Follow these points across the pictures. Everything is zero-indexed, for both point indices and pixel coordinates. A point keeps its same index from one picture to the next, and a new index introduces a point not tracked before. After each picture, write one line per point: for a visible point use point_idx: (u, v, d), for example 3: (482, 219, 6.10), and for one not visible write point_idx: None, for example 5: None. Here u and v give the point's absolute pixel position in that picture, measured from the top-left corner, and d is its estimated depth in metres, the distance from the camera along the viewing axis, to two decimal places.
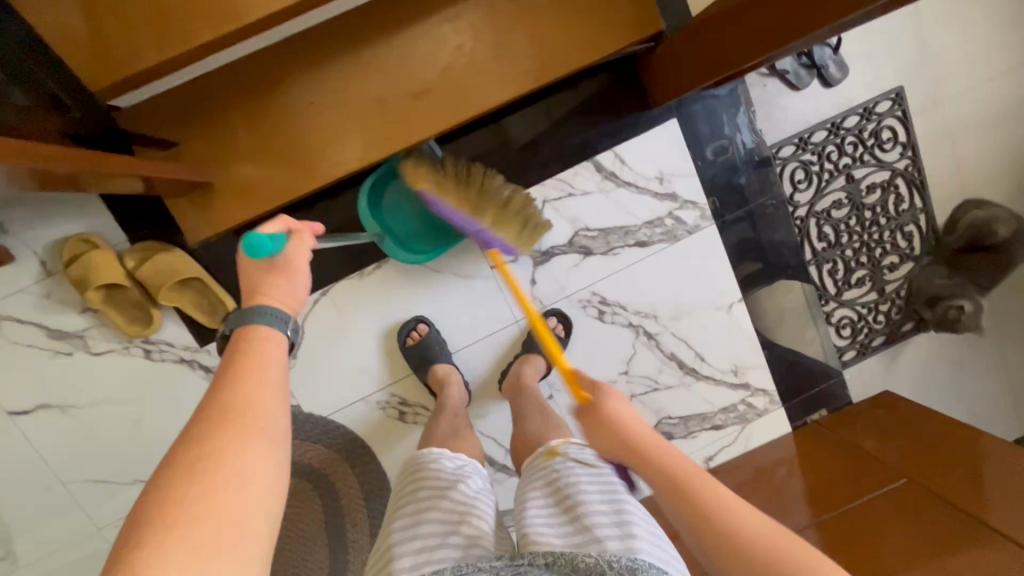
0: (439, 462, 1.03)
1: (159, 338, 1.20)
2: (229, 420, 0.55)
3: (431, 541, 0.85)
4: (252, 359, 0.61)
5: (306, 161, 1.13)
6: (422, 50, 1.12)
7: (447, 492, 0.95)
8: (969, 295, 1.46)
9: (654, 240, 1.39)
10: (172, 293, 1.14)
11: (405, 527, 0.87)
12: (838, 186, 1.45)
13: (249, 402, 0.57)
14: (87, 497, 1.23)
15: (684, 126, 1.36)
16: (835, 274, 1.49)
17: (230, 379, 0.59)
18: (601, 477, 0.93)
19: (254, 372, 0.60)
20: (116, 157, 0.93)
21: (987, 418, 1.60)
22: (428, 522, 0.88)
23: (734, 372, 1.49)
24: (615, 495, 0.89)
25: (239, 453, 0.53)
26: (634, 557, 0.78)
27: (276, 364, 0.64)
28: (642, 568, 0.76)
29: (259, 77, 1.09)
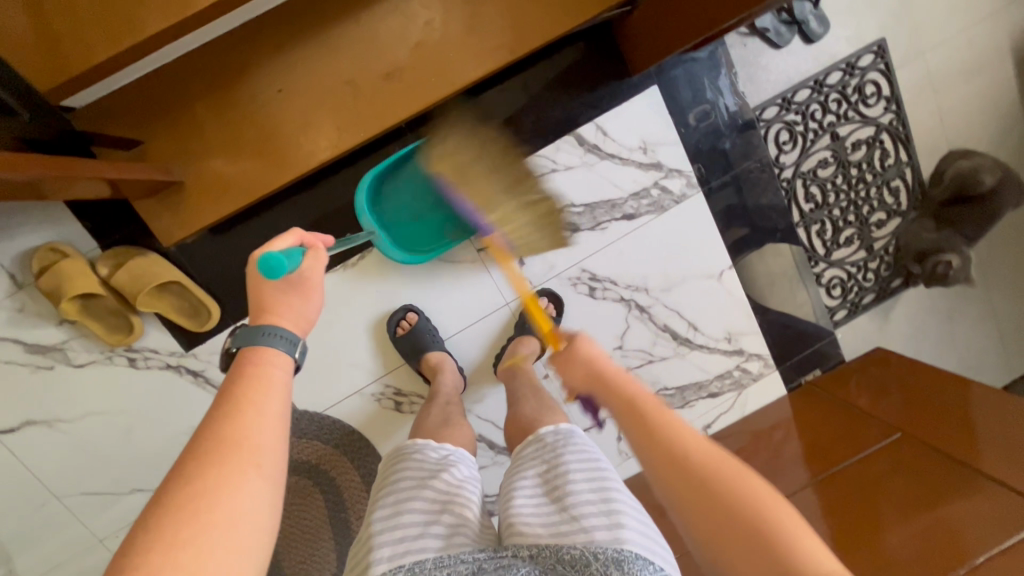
0: (423, 452, 1.01)
1: (141, 345, 1.22)
2: (227, 457, 0.54)
3: (412, 530, 0.82)
4: (254, 385, 0.60)
5: (273, 152, 1.07)
6: (389, 28, 1.06)
7: (429, 482, 0.92)
8: (956, 248, 1.50)
9: (643, 212, 1.35)
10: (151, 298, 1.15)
11: (385, 517, 0.84)
12: (823, 145, 1.47)
13: (247, 440, 0.55)
14: (84, 508, 1.28)
15: (665, 92, 1.32)
16: (823, 235, 1.53)
17: (230, 408, 0.57)
18: (591, 466, 0.91)
19: (254, 401, 0.59)
20: (76, 159, 0.89)
21: (968, 364, 1.67)
22: (408, 512, 0.85)
23: (728, 339, 1.49)
24: (605, 485, 0.87)
25: (237, 490, 0.52)
26: (619, 548, 0.75)
27: (280, 395, 0.62)
28: (628, 559, 0.74)
29: (219, 67, 1.04)
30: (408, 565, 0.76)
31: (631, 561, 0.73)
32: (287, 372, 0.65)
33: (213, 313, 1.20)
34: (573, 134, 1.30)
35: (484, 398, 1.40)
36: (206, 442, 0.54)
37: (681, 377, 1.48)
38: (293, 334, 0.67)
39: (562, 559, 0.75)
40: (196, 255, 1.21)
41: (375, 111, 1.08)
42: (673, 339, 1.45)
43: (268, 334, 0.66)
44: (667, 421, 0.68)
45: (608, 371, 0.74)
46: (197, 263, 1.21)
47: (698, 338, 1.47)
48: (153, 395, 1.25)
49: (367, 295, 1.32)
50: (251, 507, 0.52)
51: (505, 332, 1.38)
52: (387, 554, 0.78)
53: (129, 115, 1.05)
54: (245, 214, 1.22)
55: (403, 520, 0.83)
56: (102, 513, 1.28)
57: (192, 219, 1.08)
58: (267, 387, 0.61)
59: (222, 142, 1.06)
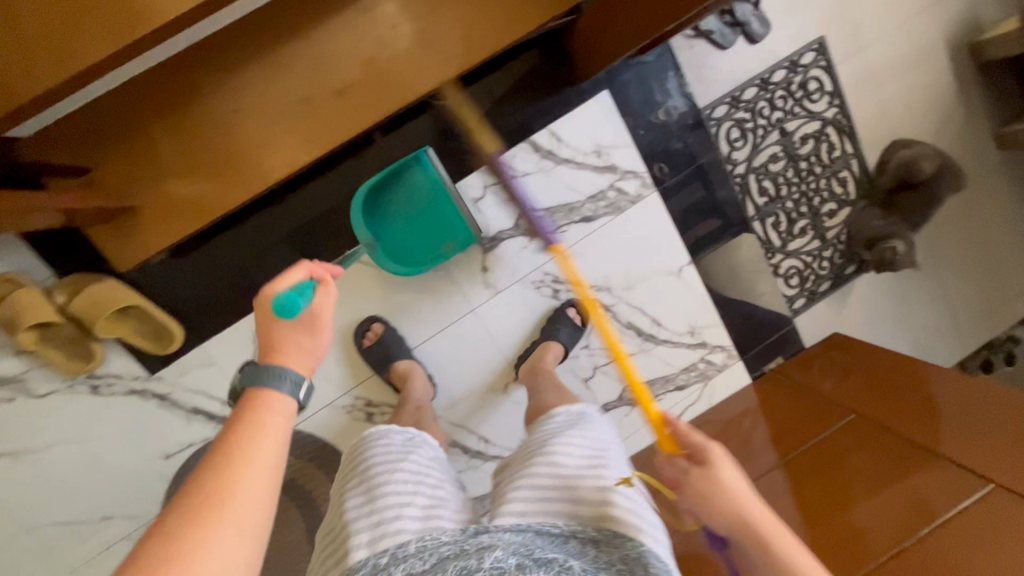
0: (387, 437, 1.01)
1: (105, 371, 1.22)
2: (210, 512, 0.55)
3: (388, 512, 0.84)
4: (249, 434, 0.61)
5: (225, 173, 1.08)
6: (337, 45, 1.07)
7: (400, 464, 0.94)
8: (902, 235, 1.55)
9: (599, 214, 1.39)
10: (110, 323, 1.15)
11: (360, 503, 0.86)
12: (773, 140, 1.52)
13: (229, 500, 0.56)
14: (55, 539, 1.26)
15: (616, 96, 1.35)
16: (778, 227, 1.57)
17: (220, 463, 0.58)
18: (571, 441, 0.95)
19: (245, 452, 0.60)
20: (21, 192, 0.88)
21: (928, 345, 1.72)
22: (384, 494, 0.87)
23: (690, 333, 1.52)
24: (583, 461, 0.92)
25: (212, 549, 0.53)
26: (595, 528, 0.84)
27: (277, 446, 0.63)
28: (603, 538, 0.82)
29: (167, 90, 1.04)
30: (390, 548, 0.80)
31: (614, 540, 0.82)
32: (290, 416, 0.66)
33: (175, 335, 1.21)
34: (528, 141, 1.33)
35: (455, 404, 1.41)
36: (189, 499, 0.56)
37: (648, 371, 1.52)
38: (300, 375, 0.69)
39: (539, 533, 0.82)
40: (157, 278, 1.21)
41: (329, 130, 1.09)
42: (637, 335, 1.49)
43: (276, 375, 0.67)
44: (784, 549, 0.74)
45: (739, 499, 0.78)
46: (159, 286, 1.21)
47: (662, 333, 1.50)
48: (120, 420, 1.25)
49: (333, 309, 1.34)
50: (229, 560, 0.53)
51: (472, 339, 1.39)
52: (367, 539, 0.82)
53: (79, 142, 1.05)
54: (205, 235, 1.22)
55: (381, 505, 0.85)
56: (73, 543, 1.26)
57: (150, 243, 1.08)
58: (261, 435, 0.62)
59: (177, 168, 1.06)
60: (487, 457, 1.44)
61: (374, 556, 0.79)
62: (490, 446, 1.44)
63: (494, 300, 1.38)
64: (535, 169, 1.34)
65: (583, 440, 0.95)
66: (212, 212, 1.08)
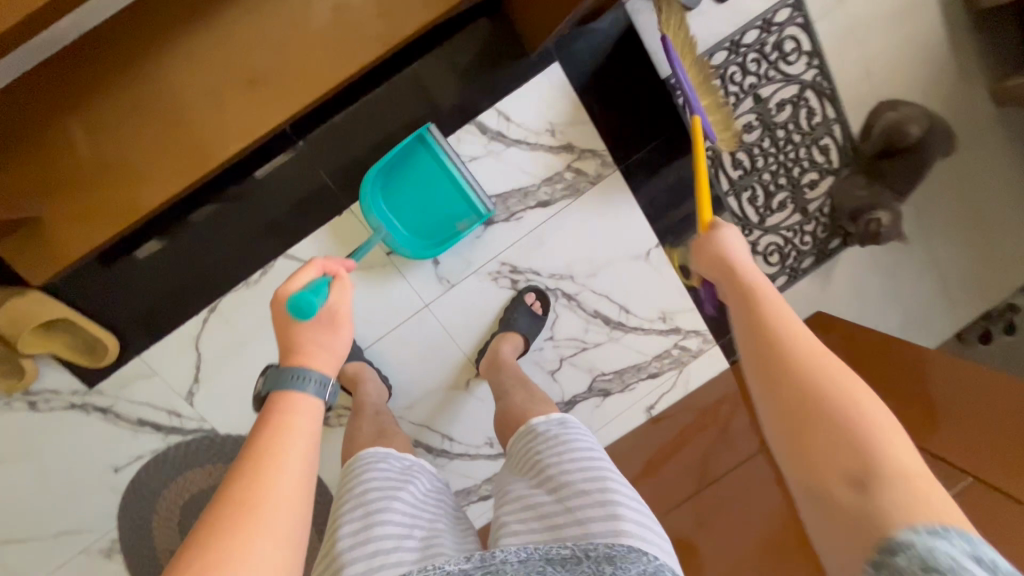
0: (384, 461, 0.92)
1: (41, 387, 1.18)
2: (241, 520, 0.52)
3: (385, 544, 0.76)
4: (277, 435, 0.58)
5: (135, 173, 1.00)
6: (247, 26, 0.97)
7: (397, 491, 0.86)
8: (888, 205, 1.44)
9: (557, 197, 1.30)
10: (39, 338, 1.11)
11: (352, 534, 0.77)
12: (747, 108, 1.41)
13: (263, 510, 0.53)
14: (7, 558, 1.23)
15: (568, 68, 1.25)
16: (755, 202, 1.48)
17: (250, 469, 0.55)
18: (567, 450, 0.87)
19: (276, 453, 0.57)
20: None
21: (924, 320, 1.62)
22: (378, 524, 0.78)
23: (662, 318, 1.42)
24: (586, 469, 0.83)
25: (246, 557, 0.50)
26: (612, 544, 0.73)
27: (308, 444, 0.60)
28: (622, 554, 0.72)
29: (63, 86, 0.96)
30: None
31: (623, 555, 0.72)
32: (315, 413, 0.63)
33: (111, 346, 1.16)
34: (475, 124, 1.24)
35: (416, 404, 1.36)
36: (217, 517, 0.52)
37: (618, 361, 1.43)
38: (324, 375, 0.66)
39: (551, 560, 0.73)
40: (89, 287, 1.16)
41: (250, 120, 1.01)
42: (605, 324, 1.41)
43: (298, 377, 0.64)
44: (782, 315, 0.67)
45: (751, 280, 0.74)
46: (91, 295, 1.16)
47: (632, 321, 1.42)
48: (62, 436, 1.21)
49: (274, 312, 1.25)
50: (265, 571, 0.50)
51: (428, 335, 1.33)
52: (361, 570, 0.73)
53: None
54: (136, 239, 1.16)
55: (373, 537, 0.77)
56: (28, 562, 1.24)
57: (65, 245, 1.01)
58: (285, 435, 0.59)
59: (87, 168, 0.99)
60: (452, 455, 1.39)
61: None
62: (454, 445, 1.39)
63: (449, 294, 1.32)
64: (484, 152, 1.25)
65: (587, 449, 0.87)
66: (129, 215, 1.01)
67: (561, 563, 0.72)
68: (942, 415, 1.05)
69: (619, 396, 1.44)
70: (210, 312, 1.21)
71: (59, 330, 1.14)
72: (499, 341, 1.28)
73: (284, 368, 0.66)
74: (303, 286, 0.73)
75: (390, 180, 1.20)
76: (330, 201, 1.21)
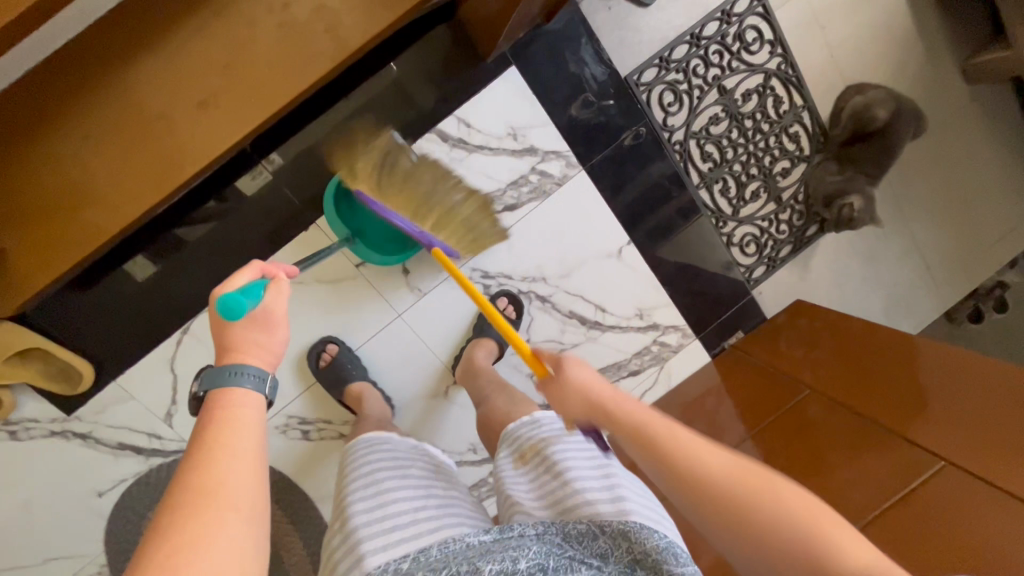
0: (390, 456, 0.92)
1: (20, 416, 1.20)
2: (201, 509, 0.48)
3: (402, 518, 0.76)
4: (223, 427, 0.55)
5: (95, 201, 1.01)
6: (196, 49, 0.98)
7: (408, 480, 0.85)
8: (860, 188, 1.43)
9: (524, 201, 1.31)
10: (13, 368, 1.12)
11: (369, 514, 0.76)
12: (712, 100, 1.40)
13: (218, 493, 0.49)
14: None
15: (525, 71, 1.27)
16: (727, 193, 1.46)
17: (201, 457, 0.52)
18: (576, 441, 0.89)
19: (226, 443, 0.53)
20: None
21: (909, 302, 1.60)
22: (394, 505, 0.78)
23: (639, 315, 1.43)
24: (597, 457, 0.86)
25: (213, 541, 0.47)
26: (623, 518, 0.74)
27: (255, 432, 0.57)
28: (635, 528, 0.72)
29: (18, 120, 0.97)
30: (409, 554, 0.70)
31: (637, 531, 0.71)
32: (262, 405, 0.60)
33: (87, 372, 1.18)
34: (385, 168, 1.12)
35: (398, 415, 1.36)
36: (168, 512, 0.48)
37: (596, 360, 1.43)
38: (263, 370, 0.62)
39: (568, 535, 0.71)
40: (62, 315, 1.17)
41: (208, 142, 1.02)
42: (581, 324, 1.40)
43: (235, 374, 0.60)
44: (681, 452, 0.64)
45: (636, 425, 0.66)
46: (67, 322, 1.18)
47: (609, 319, 1.42)
48: (45, 463, 1.22)
49: None
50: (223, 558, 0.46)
51: (406, 346, 1.33)
52: (380, 546, 0.71)
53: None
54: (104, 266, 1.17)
55: (390, 517, 0.75)
56: None
57: (29, 272, 1.03)
58: (239, 427, 0.55)
59: (47, 195, 1.00)
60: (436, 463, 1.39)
61: (388, 563, 0.68)
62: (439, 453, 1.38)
63: (422, 302, 1.32)
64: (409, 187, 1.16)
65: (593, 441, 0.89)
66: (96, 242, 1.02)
67: (578, 537, 0.71)
68: (924, 397, 1.03)
69: None
70: (184, 333, 1.23)
71: (33, 358, 1.15)
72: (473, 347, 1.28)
73: (217, 370, 0.61)
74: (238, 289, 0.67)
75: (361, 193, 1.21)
76: (299, 217, 1.23)
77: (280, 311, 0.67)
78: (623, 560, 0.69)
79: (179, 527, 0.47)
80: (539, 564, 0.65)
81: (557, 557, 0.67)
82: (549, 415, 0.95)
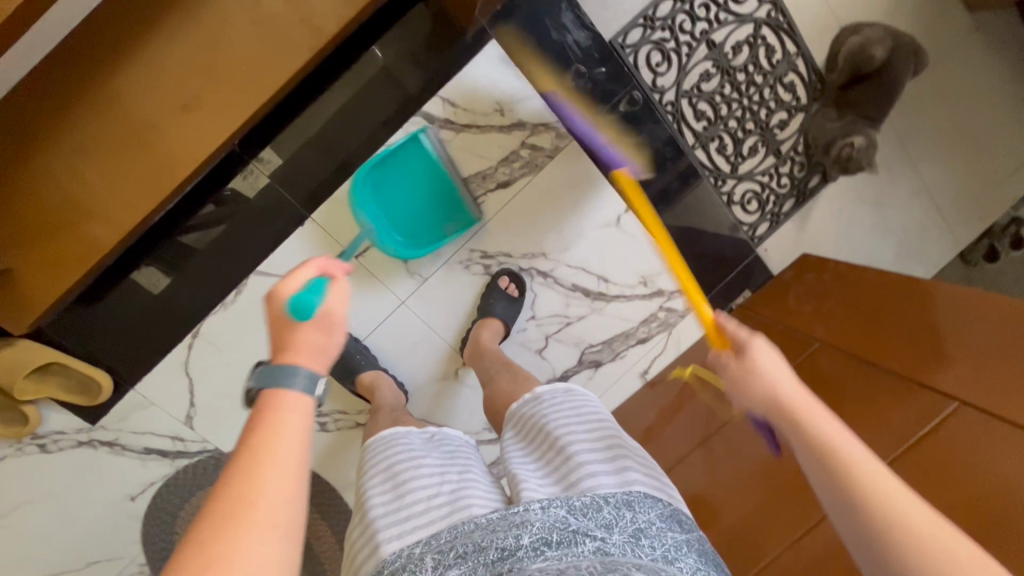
0: (405, 435, 0.92)
1: (47, 430, 1.23)
2: (238, 520, 0.47)
3: (416, 505, 0.76)
4: (267, 435, 0.52)
5: (92, 217, 1.03)
6: (174, 55, 0.99)
7: (422, 457, 0.86)
8: (861, 130, 1.40)
9: (518, 178, 1.31)
10: (35, 384, 1.16)
11: (383, 501, 0.79)
12: (701, 56, 1.36)
13: (257, 503, 0.48)
14: None
15: (506, 43, 1.24)
16: (724, 151, 1.43)
17: (245, 463, 0.50)
18: (579, 412, 0.88)
19: (270, 452, 0.51)
20: None
21: (920, 244, 1.56)
22: (407, 488, 0.79)
23: (643, 283, 1.40)
24: (603, 427, 0.86)
25: (247, 557, 0.45)
26: (628, 490, 0.76)
27: (300, 434, 0.54)
28: (638, 499, 0.75)
29: (8, 142, 0.98)
30: (421, 540, 0.73)
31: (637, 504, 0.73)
32: (307, 411, 0.56)
33: (106, 382, 1.21)
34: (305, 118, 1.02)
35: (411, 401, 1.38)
36: (202, 523, 0.47)
37: (604, 331, 1.42)
38: (314, 370, 0.59)
39: (573, 508, 0.72)
40: (76, 329, 1.20)
41: (196, 146, 1.03)
42: (585, 296, 1.39)
43: (288, 373, 0.57)
44: (830, 442, 0.60)
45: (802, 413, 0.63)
46: (81, 335, 1.20)
47: (612, 290, 1.40)
48: (77, 472, 1.26)
49: (255, 333, 1.27)
50: (259, 571, 0.46)
51: (413, 331, 1.34)
52: (395, 533, 0.74)
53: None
54: (110, 278, 1.19)
55: (403, 501, 0.77)
56: None
57: (40, 287, 1.05)
58: (277, 430, 0.53)
59: (46, 210, 1.01)
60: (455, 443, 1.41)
61: (404, 548, 0.72)
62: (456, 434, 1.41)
63: (424, 288, 1.33)
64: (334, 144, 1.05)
65: (594, 411, 0.89)
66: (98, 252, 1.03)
67: (583, 510, 0.72)
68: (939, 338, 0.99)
69: (611, 364, 1.45)
70: (195, 337, 1.26)
71: (54, 373, 1.19)
72: (481, 328, 1.28)
73: (269, 368, 0.59)
74: (300, 288, 0.63)
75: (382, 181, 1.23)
76: (294, 214, 1.24)
77: (339, 317, 0.63)
78: (628, 529, 0.71)
79: (212, 542, 0.46)
80: (542, 539, 0.68)
81: (560, 530, 0.68)
82: (554, 386, 0.93)
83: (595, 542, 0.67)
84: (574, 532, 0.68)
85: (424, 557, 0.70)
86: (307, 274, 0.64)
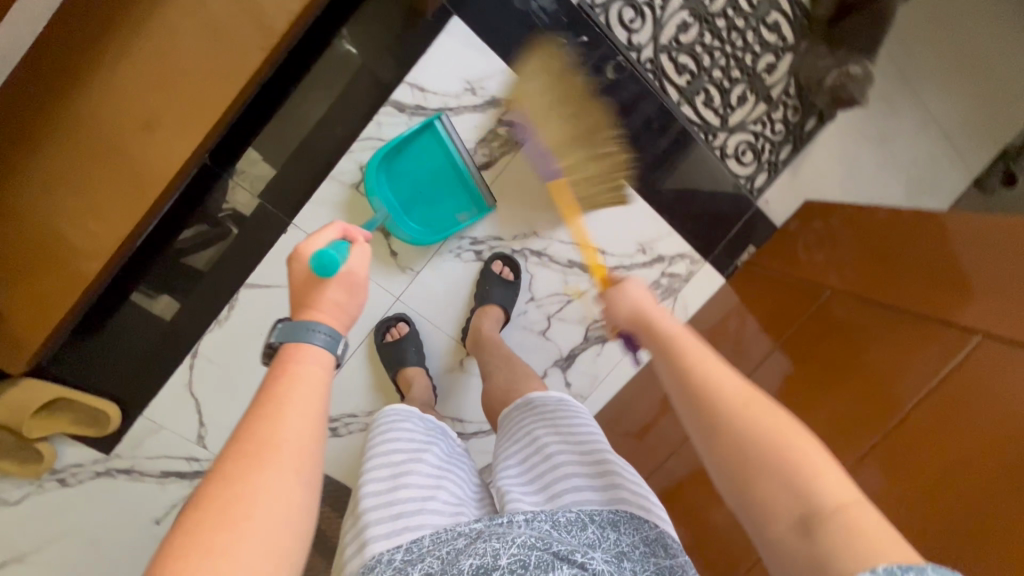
0: (409, 420, 0.91)
1: (64, 464, 1.25)
2: (265, 453, 0.53)
3: (407, 506, 0.75)
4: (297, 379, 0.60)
5: (71, 248, 1.02)
6: (128, 72, 0.96)
7: (422, 454, 0.85)
8: (857, 61, 1.32)
9: (499, 121, 1.13)
10: (45, 420, 1.18)
11: (375, 498, 0.77)
12: (676, 6, 1.31)
13: (284, 445, 0.54)
14: None
15: (471, 19, 1.22)
16: (711, 103, 1.37)
17: (278, 398, 0.57)
18: (571, 424, 0.88)
19: (297, 394, 0.58)
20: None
21: (930, 180, 1.47)
22: (403, 490, 0.78)
23: (641, 250, 1.39)
24: (597, 442, 0.85)
25: (270, 486, 0.51)
26: (614, 511, 0.75)
27: (317, 388, 0.61)
28: (624, 520, 0.74)
29: None
30: (402, 544, 0.71)
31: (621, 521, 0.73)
32: (327, 367, 0.64)
33: (111, 410, 1.21)
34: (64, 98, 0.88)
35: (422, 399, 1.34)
36: (230, 461, 0.52)
37: None
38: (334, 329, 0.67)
39: (555, 524, 0.71)
40: (79, 359, 1.21)
41: (164, 163, 1.01)
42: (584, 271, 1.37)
43: (309, 330, 0.65)
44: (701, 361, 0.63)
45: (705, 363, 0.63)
46: (85, 365, 1.21)
47: (610, 261, 1.38)
48: (96, 504, 1.27)
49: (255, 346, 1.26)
50: (281, 509, 0.51)
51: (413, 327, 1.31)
52: (383, 532, 0.73)
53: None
54: (107, 304, 1.20)
55: (395, 504, 0.76)
56: None
57: (31, 319, 1.04)
58: (297, 382, 0.60)
59: (27, 239, 1.00)
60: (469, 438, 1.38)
61: (387, 553, 0.70)
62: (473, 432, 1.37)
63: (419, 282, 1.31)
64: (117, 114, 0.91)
65: (589, 422, 0.89)
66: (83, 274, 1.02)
67: (566, 526, 0.71)
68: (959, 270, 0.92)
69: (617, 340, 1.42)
70: (197, 356, 1.26)
71: (63, 408, 1.20)
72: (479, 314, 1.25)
73: (294, 323, 0.67)
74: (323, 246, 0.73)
75: (393, 171, 1.22)
76: (278, 222, 1.23)
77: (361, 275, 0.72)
78: (610, 548, 0.70)
79: (237, 476, 0.51)
80: (520, 560, 0.63)
81: (539, 550, 0.64)
82: (551, 397, 0.93)
83: (574, 567, 0.63)
84: (554, 555, 0.64)
85: (409, 567, 0.67)
86: (331, 235, 0.74)
